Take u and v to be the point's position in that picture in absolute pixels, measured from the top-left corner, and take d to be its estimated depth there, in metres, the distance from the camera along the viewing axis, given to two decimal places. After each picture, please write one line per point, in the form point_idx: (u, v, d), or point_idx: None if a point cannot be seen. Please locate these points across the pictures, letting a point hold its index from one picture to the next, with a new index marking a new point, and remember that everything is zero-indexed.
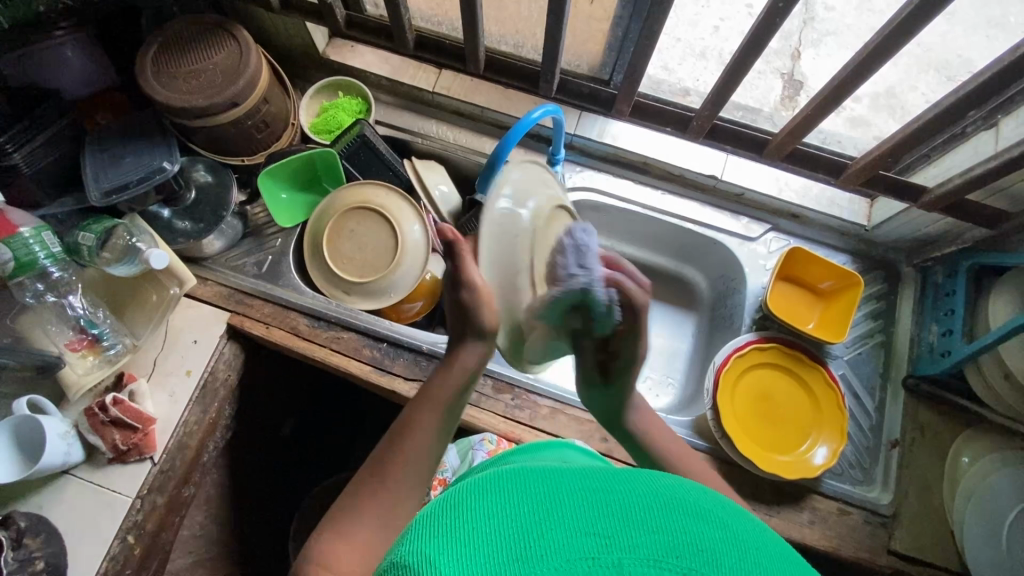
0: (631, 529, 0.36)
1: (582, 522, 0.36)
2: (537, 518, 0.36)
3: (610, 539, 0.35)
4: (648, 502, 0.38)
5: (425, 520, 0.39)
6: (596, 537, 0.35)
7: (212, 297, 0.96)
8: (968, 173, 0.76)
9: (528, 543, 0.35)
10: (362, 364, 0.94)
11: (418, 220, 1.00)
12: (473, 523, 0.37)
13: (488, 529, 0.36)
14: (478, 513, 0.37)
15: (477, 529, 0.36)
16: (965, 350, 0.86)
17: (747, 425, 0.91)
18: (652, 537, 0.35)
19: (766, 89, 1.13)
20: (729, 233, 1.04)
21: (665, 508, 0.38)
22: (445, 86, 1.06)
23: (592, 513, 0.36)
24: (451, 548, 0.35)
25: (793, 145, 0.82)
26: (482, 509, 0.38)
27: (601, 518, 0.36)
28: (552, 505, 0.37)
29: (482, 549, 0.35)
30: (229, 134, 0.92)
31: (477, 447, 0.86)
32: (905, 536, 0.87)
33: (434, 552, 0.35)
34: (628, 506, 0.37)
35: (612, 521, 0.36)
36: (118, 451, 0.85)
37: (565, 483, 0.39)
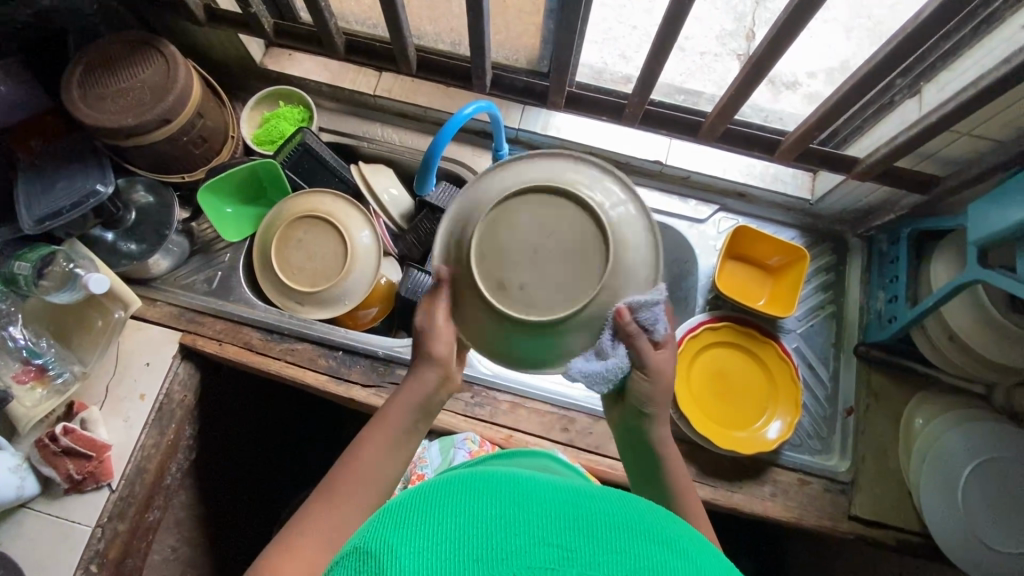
0: (594, 546, 0.37)
1: (547, 532, 0.37)
2: (506, 522, 0.38)
3: (572, 552, 0.37)
4: (613, 521, 0.40)
5: (394, 504, 0.41)
6: (558, 549, 0.37)
7: (162, 318, 0.95)
8: (894, 141, 0.77)
9: (493, 543, 0.37)
10: (318, 375, 0.93)
11: (368, 226, 0.99)
12: (441, 515, 0.38)
13: (456, 526, 0.38)
14: (451, 507, 0.39)
15: (446, 523, 0.38)
16: (909, 314, 0.88)
17: (704, 404, 0.92)
18: (613, 556, 0.37)
19: (724, 72, 1.14)
20: (678, 217, 1.05)
21: (630, 530, 0.39)
22: (386, 88, 1.06)
23: (559, 524, 0.38)
24: (416, 537, 0.37)
25: (724, 125, 0.83)
26: (451, 509, 0.39)
27: (566, 531, 0.38)
28: (522, 511, 0.39)
29: (449, 541, 0.37)
30: (165, 152, 0.91)
31: (459, 446, 0.87)
32: (864, 501, 0.88)
33: (398, 541, 0.37)
34: (593, 522, 0.39)
35: (577, 537, 0.38)
36: (73, 480, 0.84)
37: (537, 493, 0.41)
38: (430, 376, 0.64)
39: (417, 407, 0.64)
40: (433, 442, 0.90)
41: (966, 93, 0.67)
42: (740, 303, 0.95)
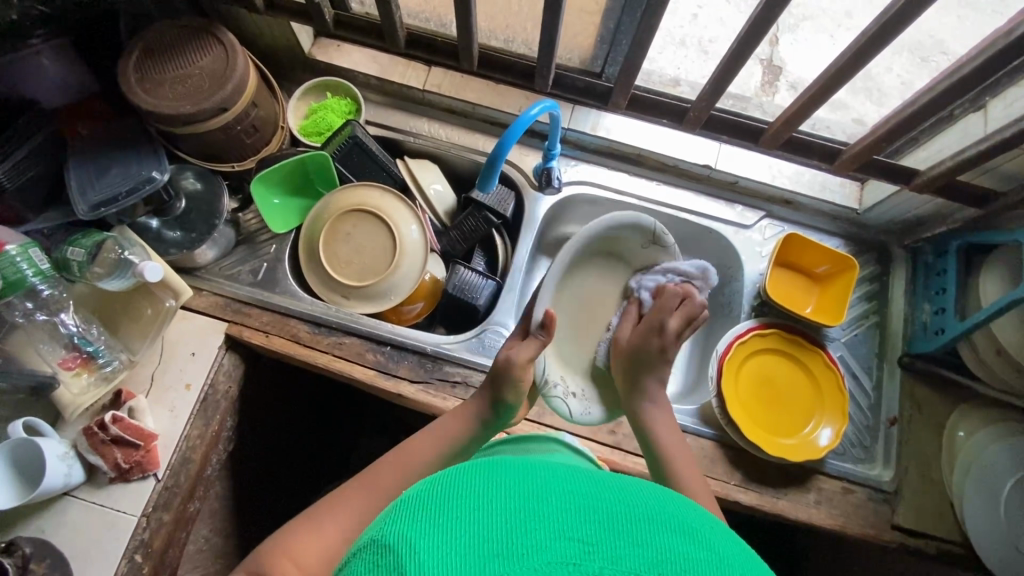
0: (614, 539, 0.38)
1: (566, 525, 0.38)
2: (524, 516, 0.38)
3: (593, 547, 0.37)
4: (633, 513, 0.40)
5: (415, 502, 0.42)
6: (579, 543, 0.37)
7: (208, 308, 0.94)
8: (959, 155, 0.77)
9: (512, 540, 0.37)
10: (366, 369, 0.93)
11: (416, 222, 0.99)
12: (459, 513, 0.39)
13: (474, 522, 0.38)
14: (467, 503, 0.40)
15: (466, 521, 0.38)
16: (958, 327, 0.89)
17: (750, 409, 0.92)
18: (634, 549, 0.38)
19: (747, 75, 1.14)
20: (725, 222, 1.05)
21: (648, 522, 0.40)
22: (436, 84, 1.05)
23: (577, 517, 0.39)
24: (437, 534, 0.37)
25: (787, 133, 0.82)
26: (470, 504, 0.40)
27: (586, 526, 0.38)
28: (537, 504, 0.39)
29: (470, 536, 0.37)
30: (218, 141, 0.90)
31: None
32: (907, 511, 0.89)
33: (416, 535, 0.37)
34: (611, 514, 0.40)
35: (597, 531, 0.38)
36: (120, 469, 0.83)
37: (551, 485, 0.42)
38: (487, 407, 0.76)
39: (465, 427, 0.74)
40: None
41: None
42: (789, 311, 0.95)
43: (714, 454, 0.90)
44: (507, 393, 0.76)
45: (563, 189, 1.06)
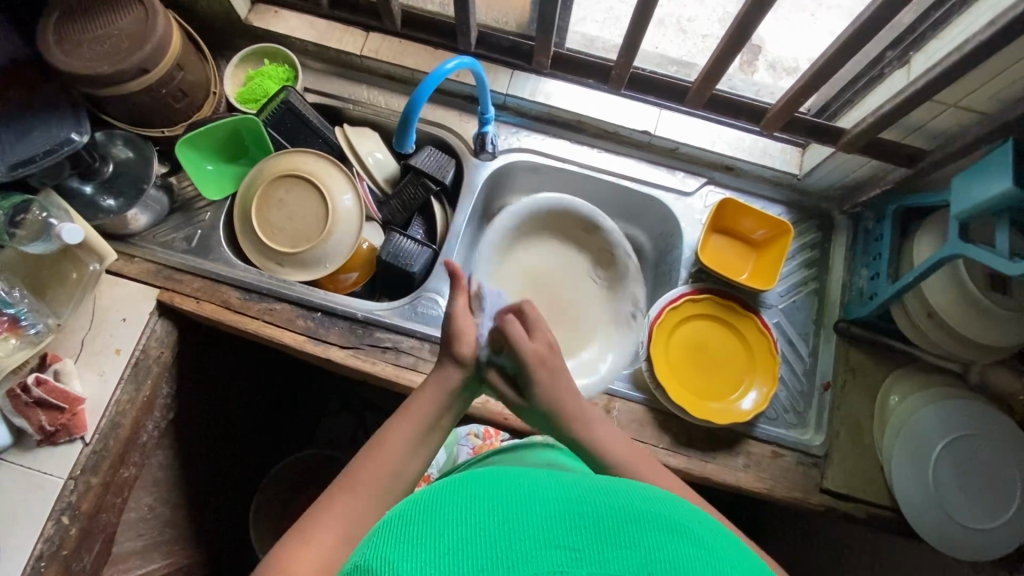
0: (602, 544, 0.35)
1: (553, 534, 0.36)
2: (512, 528, 0.36)
3: (580, 552, 0.35)
4: (621, 515, 0.38)
5: (396, 518, 0.39)
6: (567, 550, 0.35)
7: (140, 274, 0.94)
8: (881, 111, 0.76)
9: (496, 554, 0.34)
10: (296, 335, 0.92)
11: (351, 189, 0.98)
12: (442, 527, 0.36)
13: (456, 535, 0.36)
14: (448, 516, 0.37)
15: (446, 536, 0.36)
16: (889, 291, 0.88)
17: (680, 374, 0.92)
18: (623, 552, 0.35)
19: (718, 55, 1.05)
20: (665, 189, 1.04)
21: (635, 520, 0.38)
22: (373, 49, 1.04)
23: (563, 524, 0.36)
24: (418, 552, 0.35)
25: (709, 90, 0.81)
26: (453, 518, 0.37)
27: (574, 531, 0.36)
28: (521, 513, 0.37)
29: (452, 552, 0.35)
30: (143, 104, 0.89)
31: None
32: (836, 475, 0.89)
33: (394, 561, 0.35)
34: (598, 519, 0.37)
35: (585, 536, 0.36)
36: (45, 432, 0.83)
37: (537, 492, 0.39)
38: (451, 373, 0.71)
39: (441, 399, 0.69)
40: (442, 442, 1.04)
41: (950, 59, 0.66)
42: (721, 275, 0.95)
43: (644, 418, 0.90)
44: (462, 349, 0.72)
45: (502, 156, 1.05)
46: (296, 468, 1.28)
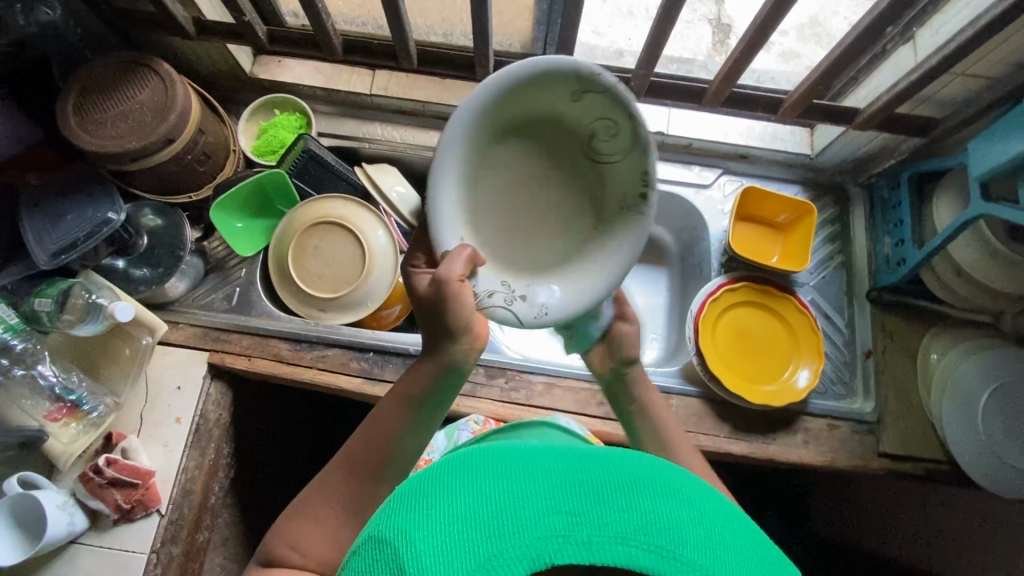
0: (600, 505, 0.36)
1: (552, 500, 0.36)
2: (513, 495, 0.36)
3: (581, 516, 0.35)
4: (619, 478, 0.38)
5: (404, 487, 0.40)
6: (565, 515, 0.35)
7: (187, 340, 0.94)
8: (895, 88, 0.79)
9: (499, 519, 0.35)
10: (352, 378, 0.93)
11: (382, 227, 0.99)
12: (449, 495, 0.36)
13: (462, 505, 0.36)
14: (454, 484, 0.37)
15: (456, 505, 0.36)
16: (917, 256, 0.91)
17: (730, 363, 0.95)
18: (621, 515, 0.35)
19: (696, 38, 1.12)
20: (684, 185, 1.07)
21: (636, 484, 0.37)
22: (382, 86, 1.06)
23: (567, 490, 0.36)
24: (429, 523, 0.35)
25: (729, 89, 0.82)
26: (456, 484, 0.37)
27: (576, 496, 0.36)
28: (523, 479, 0.37)
29: (462, 520, 0.35)
30: (170, 173, 0.90)
31: (462, 427, 0.88)
32: (892, 437, 0.92)
33: (411, 528, 0.36)
34: (599, 483, 0.37)
35: (589, 501, 0.36)
36: (122, 510, 0.84)
37: (539, 457, 0.39)
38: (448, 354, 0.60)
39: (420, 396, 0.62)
40: (437, 429, 0.90)
41: (962, 35, 0.69)
42: (754, 262, 0.98)
43: (701, 410, 0.93)
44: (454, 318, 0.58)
45: None
46: None
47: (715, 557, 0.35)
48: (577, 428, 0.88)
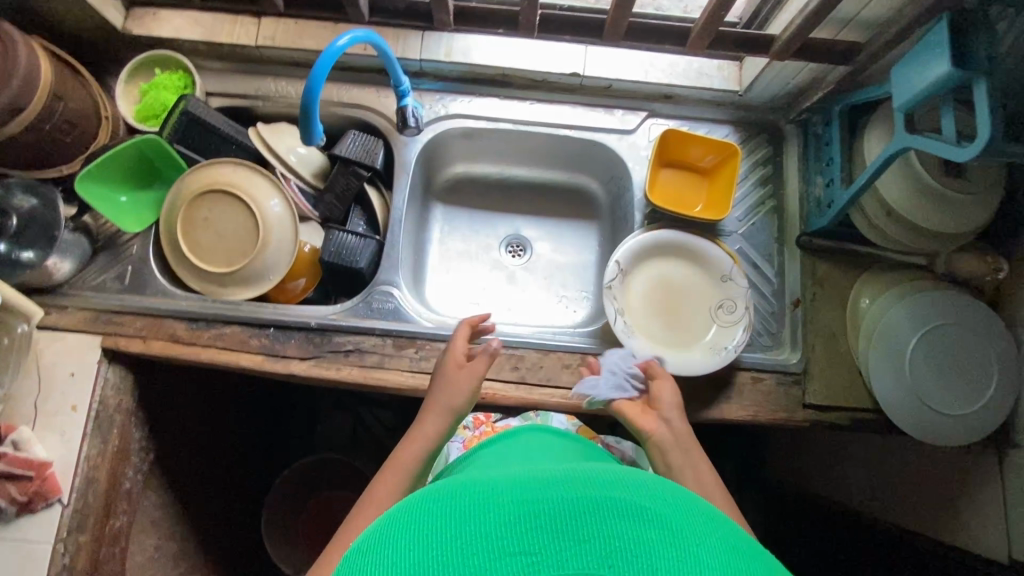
0: (557, 538, 0.31)
1: (508, 541, 0.31)
2: (466, 544, 0.31)
3: (541, 555, 0.31)
4: (586, 508, 0.33)
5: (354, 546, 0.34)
6: (522, 557, 0.30)
7: (77, 324, 0.90)
8: (807, 10, 0.71)
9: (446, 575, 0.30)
10: (253, 355, 0.89)
11: (277, 193, 0.92)
12: (398, 551, 0.31)
13: (407, 561, 0.31)
14: (411, 534, 0.32)
15: (400, 563, 0.31)
16: (844, 196, 0.85)
17: (651, 312, 0.92)
18: (579, 547, 0.31)
19: None
20: (606, 131, 0.99)
21: (605, 511, 0.33)
22: (269, 37, 0.96)
23: (519, 527, 0.32)
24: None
25: (625, 20, 0.74)
26: (405, 540, 0.32)
27: (532, 535, 0.31)
28: (482, 521, 0.32)
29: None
30: (30, 146, 0.82)
31: (454, 441, 0.84)
32: (817, 388, 0.89)
33: None
34: (556, 512, 0.32)
35: (542, 536, 0.31)
36: (19, 502, 0.81)
37: (504, 492, 0.34)
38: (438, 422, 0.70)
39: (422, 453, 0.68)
40: None
41: None
42: (672, 211, 0.92)
43: None
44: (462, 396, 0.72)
45: (431, 127, 0.99)
46: (298, 476, 1.28)
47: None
48: (567, 425, 0.85)
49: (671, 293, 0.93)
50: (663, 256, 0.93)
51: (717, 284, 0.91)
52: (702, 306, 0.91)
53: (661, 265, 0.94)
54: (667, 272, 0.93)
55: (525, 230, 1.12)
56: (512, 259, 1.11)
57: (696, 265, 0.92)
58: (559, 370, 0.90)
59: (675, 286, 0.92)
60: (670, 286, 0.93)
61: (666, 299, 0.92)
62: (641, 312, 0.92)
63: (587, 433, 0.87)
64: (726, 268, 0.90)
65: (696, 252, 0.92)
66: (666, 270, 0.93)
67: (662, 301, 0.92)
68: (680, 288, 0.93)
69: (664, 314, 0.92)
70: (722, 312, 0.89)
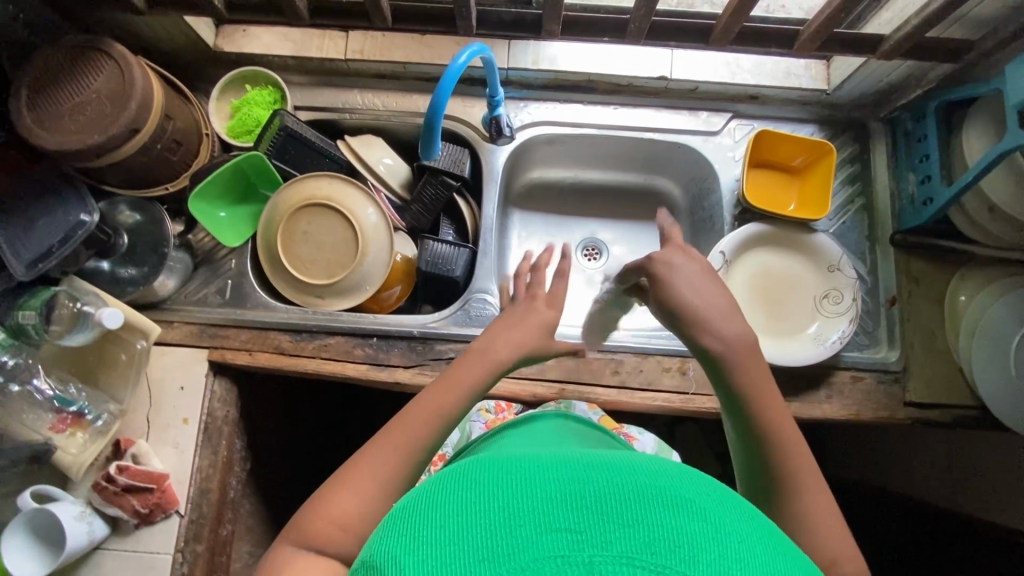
0: (605, 520, 0.31)
1: (552, 516, 0.31)
2: (510, 513, 0.32)
3: (585, 534, 0.31)
4: (626, 492, 0.33)
5: (397, 511, 0.36)
6: (568, 533, 0.31)
7: (184, 339, 0.91)
8: (925, 11, 0.71)
9: (492, 540, 0.31)
10: (358, 365, 0.91)
11: (372, 204, 0.93)
12: (441, 516, 0.33)
13: (454, 525, 0.32)
14: (456, 504, 0.34)
15: (444, 525, 0.32)
16: (945, 195, 0.85)
17: (752, 300, 0.92)
18: (626, 531, 0.31)
19: None
20: (692, 133, 0.99)
21: (646, 496, 0.33)
22: (357, 50, 0.97)
23: (565, 505, 0.32)
24: (417, 546, 0.32)
25: (739, 25, 0.74)
26: (452, 505, 0.34)
27: (575, 512, 0.32)
28: (528, 496, 0.33)
29: (453, 542, 0.31)
30: (141, 165, 0.83)
31: (474, 419, 0.83)
32: (918, 386, 0.89)
33: (397, 551, 0.32)
34: (603, 496, 0.33)
35: (588, 515, 0.31)
36: (141, 514, 0.83)
37: (546, 471, 0.35)
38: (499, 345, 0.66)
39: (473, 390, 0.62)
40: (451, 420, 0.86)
41: None
42: (768, 212, 0.92)
43: None
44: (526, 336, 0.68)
45: (516, 135, 1.00)
46: None
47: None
48: (589, 414, 0.84)
49: (772, 283, 0.93)
50: (768, 247, 0.94)
51: (823, 274, 0.92)
52: (806, 298, 0.92)
53: (764, 256, 0.94)
54: (770, 264, 0.94)
55: (601, 233, 1.13)
56: (590, 262, 1.11)
57: (801, 258, 0.93)
58: (659, 373, 0.90)
59: (779, 278, 0.93)
60: (774, 277, 0.93)
61: (767, 289, 0.93)
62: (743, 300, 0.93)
63: (610, 422, 0.86)
64: (834, 258, 0.90)
65: (806, 245, 0.92)
66: (769, 262, 0.94)
67: (767, 291, 0.93)
68: (780, 279, 0.93)
69: (766, 303, 0.92)
70: (826, 304, 0.90)
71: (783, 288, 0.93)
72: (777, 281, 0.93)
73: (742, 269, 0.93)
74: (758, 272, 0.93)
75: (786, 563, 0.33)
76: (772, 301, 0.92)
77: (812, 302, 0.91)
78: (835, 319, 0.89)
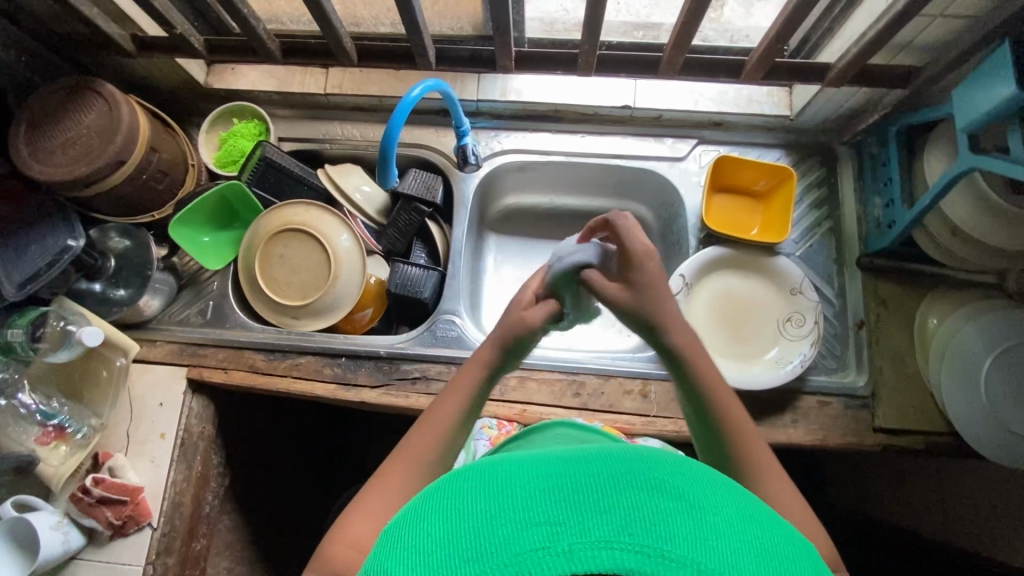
0: (582, 510, 0.34)
1: (532, 511, 0.34)
2: (493, 513, 0.34)
3: (562, 525, 0.33)
4: (603, 481, 0.36)
5: (398, 524, 0.39)
6: (547, 526, 0.33)
7: (165, 357, 0.96)
8: (863, 39, 0.73)
9: (480, 540, 0.33)
10: (326, 384, 0.94)
11: (346, 229, 0.97)
12: (432, 522, 0.36)
13: (443, 531, 0.35)
14: (445, 507, 0.37)
15: (434, 531, 0.35)
16: (907, 217, 0.85)
17: (711, 324, 0.93)
18: (603, 518, 0.33)
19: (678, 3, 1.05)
20: (657, 159, 1.02)
21: (621, 484, 0.35)
22: (336, 85, 1.03)
23: (545, 499, 0.34)
24: (413, 553, 0.35)
25: (682, 56, 0.77)
26: (442, 512, 0.36)
27: (556, 504, 0.34)
28: (511, 493, 0.35)
29: (445, 545, 0.34)
30: (128, 194, 0.89)
31: (478, 437, 0.86)
32: (887, 412, 0.87)
33: (395, 560, 0.35)
34: (580, 488, 0.35)
35: (565, 507, 0.34)
36: (115, 526, 0.86)
37: (530, 470, 0.37)
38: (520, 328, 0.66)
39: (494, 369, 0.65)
40: None
41: None
42: (730, 235, 0.93)
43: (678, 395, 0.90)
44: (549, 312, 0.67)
45: (485, 163, 1.04)
46: None
47: (704, 550, 0.32)
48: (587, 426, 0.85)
49: (735, 305, 0.94)
50: (731, 271, 0.95)
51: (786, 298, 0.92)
52: (768, 321, 0.92)
53: (726, 280, 0.95)
54: (733, 286, 0.94)
55: None
56: None
57: (764, 281, 0.93)
58: (621, 395, 0.91)
59: (740, 302, 0.94)
60: (736, 301, 0.94)
61: (729, 312, 0.93)
62: (705, 322, 0.93)
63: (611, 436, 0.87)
64: (796, 282, 0.90)
65: (768, 270, 0.93)
66: (732, 285, 0.94)
67: (729, 313, 0.93)
68: (743, 302, 0.94)
69: (727, 326, 0.93)
70: (787, 328, 0.90)
71: (745, 311, 0.94)
72: (739, 305, 0.93)
73: (704, 292, 0.94)
74: (719, 295, 0.94)
75: (765, 533, 0.36)
76: (733, 324, 0.93)
77: (775, 325, 0.91)
78: (796, 342, 0.89)
